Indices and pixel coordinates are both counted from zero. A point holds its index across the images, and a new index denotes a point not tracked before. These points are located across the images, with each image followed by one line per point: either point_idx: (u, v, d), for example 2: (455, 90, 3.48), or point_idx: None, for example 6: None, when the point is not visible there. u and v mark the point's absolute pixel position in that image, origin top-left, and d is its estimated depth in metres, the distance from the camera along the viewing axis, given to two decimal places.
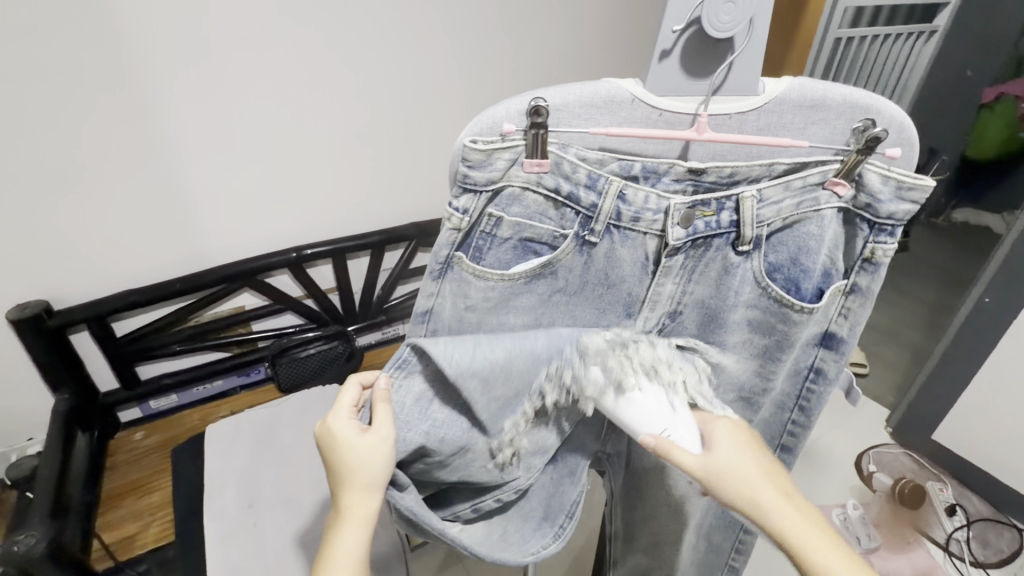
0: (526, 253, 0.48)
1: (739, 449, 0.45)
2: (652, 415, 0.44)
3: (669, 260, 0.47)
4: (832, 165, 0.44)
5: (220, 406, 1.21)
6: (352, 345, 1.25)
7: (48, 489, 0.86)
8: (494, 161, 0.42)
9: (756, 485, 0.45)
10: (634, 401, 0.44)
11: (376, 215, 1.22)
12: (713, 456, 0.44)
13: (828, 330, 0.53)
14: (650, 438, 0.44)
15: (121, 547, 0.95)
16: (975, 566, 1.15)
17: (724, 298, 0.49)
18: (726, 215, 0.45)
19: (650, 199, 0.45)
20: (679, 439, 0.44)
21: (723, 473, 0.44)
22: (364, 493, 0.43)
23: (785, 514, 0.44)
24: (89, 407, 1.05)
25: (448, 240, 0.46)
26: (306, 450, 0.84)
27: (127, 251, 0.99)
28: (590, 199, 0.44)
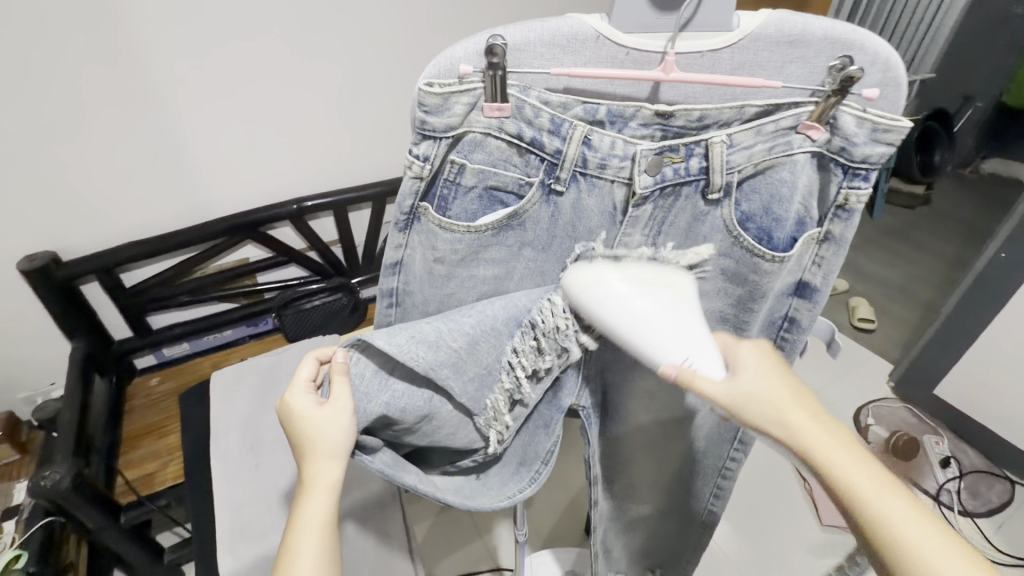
0: (493, 204, 0.47)
1: (761, 371, 0.46)
2: (672, 346, 0.41)
3: (637, 210, 0.45)
4: (805, 107, 0.42)
5: (231, 353, 1.24)
6: (356, 296, 1.27)
7: (70, 431, 0.91)
8: (452, 106, 0.41)
9: (781, 407, 0.45)
10: (650, 331, 0.41)
11: (375, 167, 1.20)
12: (735, 377, 0.45)
13: (802, 279, 0.51)
14: (670, 369, 0.41)
15: (143, 484, 1.01)
16: (963, 515, 1.18)
17: (692, 245, 0.48)
18: (695, 161, 0.43)
19: (618, 143, 0.43)
20: (702, 368, 0.42)
21: (747, 394, 0.44)
22: (327, 461, 0.44)
23: (807, 431, 0.45)
24: (103, 354, 1.10)
25: (411, 190, 0.45)
26: None
27: (128, 204, 0.99)
28: (554, 145, 0.43)
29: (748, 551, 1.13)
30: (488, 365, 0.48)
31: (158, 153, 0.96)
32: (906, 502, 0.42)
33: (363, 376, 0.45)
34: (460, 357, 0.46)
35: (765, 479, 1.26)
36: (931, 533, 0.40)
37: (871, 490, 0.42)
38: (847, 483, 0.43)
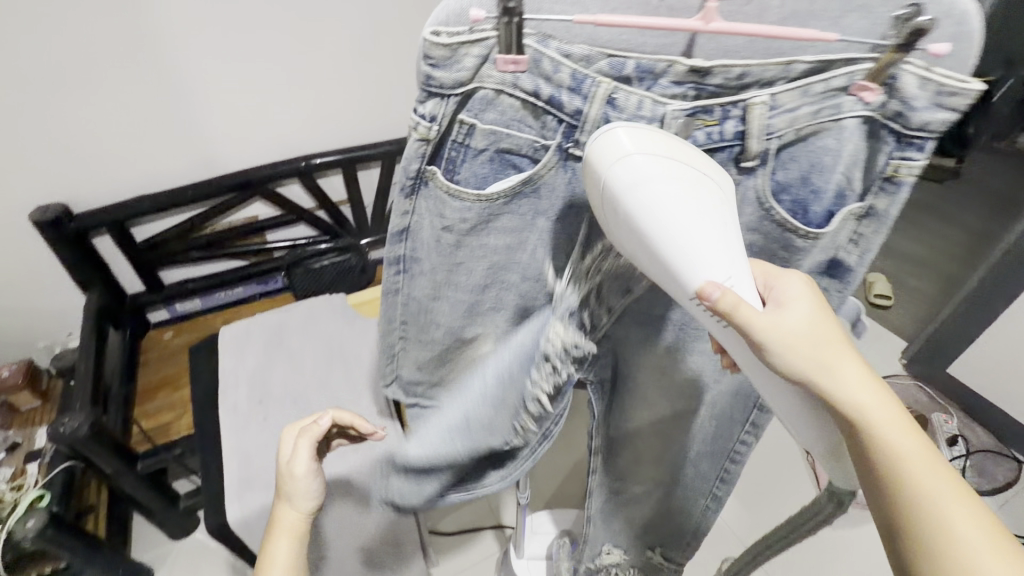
0: (505, 168, 0.41)
1: (813, 308, 0.38)
2: (710, 261, 0.34)
3: None
4: (861, 65, 0.35)
5: (242, 310, 1.25)
6: (364, 258, 1.27)
7: (87, 379, 0.93)
8: (460, 59, 0.35)
9: (837, 353, 0.37)
10: (684, 235, 0.34)
11: (385, 125, 1.17)
12: (782, 314, 0.37)
13: (835, 257, 0.44)
14: (712, 290, 0.34)
15: (159, 433, 1.05)
16: None
17: None
18: (731, 124, 0.38)
19: (645, 103, 0.37)
20: (743, 293, 0.35)
21: (796, 334, 0.36)
22: (287, 509, 0.57)
23: (863, 388, 0.36)
24: (118, 307, 1.11)
25: (416, 153, 0.40)
26: (316, 355, 0.81)
27: (136, 156, 0.99)
28: (573, 105, 0.37)
29: (749, 518, 1.16)
30: (512, 406, 0.48)
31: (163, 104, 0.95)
32: (948, 477, 0.35)
33: (407, 487, 0.49)
34: (483, 417, 0.47)
35: (770, 451, 1.27)
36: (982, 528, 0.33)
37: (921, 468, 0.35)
38: (897, 457, 0.35)
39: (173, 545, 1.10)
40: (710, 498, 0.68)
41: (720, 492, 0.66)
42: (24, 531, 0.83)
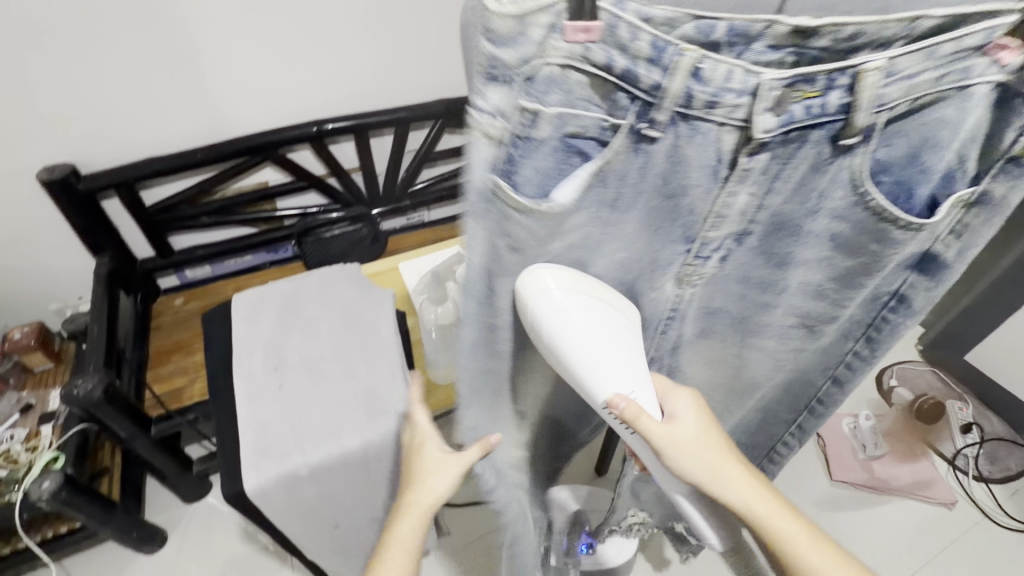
0: (569, 158, 0.33)
1: (697, 420, 0.47)
2: (616, 375, 0.40)
3: (749, 161, 0.35)
4: (1008, 18, 0.31)
5: (252, 278, 1.24)
6: (376, 227, 1.25)
7: (99, 343, 0.93)
8: (528, 31, 0.27)
9: (719, 463, 0.47)
10: (594, 354, 0.39)
11: (400, 90, 1.13)
12: (677, 428, 0.46)
13: (929, 251, 0.43)
14: (619, 400, 0.40)
15: (171, 399, 1.04)
16: (978, 480, 1.18)
17: (804, 203, 0.39)
18: (835, 96, 0.32)
19: (735, 73, 0.31)
20: (644, 404, 0.42)
21: (685, 443, 0.46)
22: (417, 488, 0.54)
23: (742, 487, 0.47)
24: (128, 272, 1.10)
25: (484, 160, 0.30)
26: (331, 325, 0.72)
27: (145, 117, 0.96)
28: (651, 79, 0.30)
29: None
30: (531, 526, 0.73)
31: (170, 61, 0.91)
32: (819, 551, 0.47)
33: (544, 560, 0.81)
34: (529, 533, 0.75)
35: None
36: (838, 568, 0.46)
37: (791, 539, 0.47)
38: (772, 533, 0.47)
39: (186, 508, 1.11)
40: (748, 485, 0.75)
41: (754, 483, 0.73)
42: (38, 491, 0.82)
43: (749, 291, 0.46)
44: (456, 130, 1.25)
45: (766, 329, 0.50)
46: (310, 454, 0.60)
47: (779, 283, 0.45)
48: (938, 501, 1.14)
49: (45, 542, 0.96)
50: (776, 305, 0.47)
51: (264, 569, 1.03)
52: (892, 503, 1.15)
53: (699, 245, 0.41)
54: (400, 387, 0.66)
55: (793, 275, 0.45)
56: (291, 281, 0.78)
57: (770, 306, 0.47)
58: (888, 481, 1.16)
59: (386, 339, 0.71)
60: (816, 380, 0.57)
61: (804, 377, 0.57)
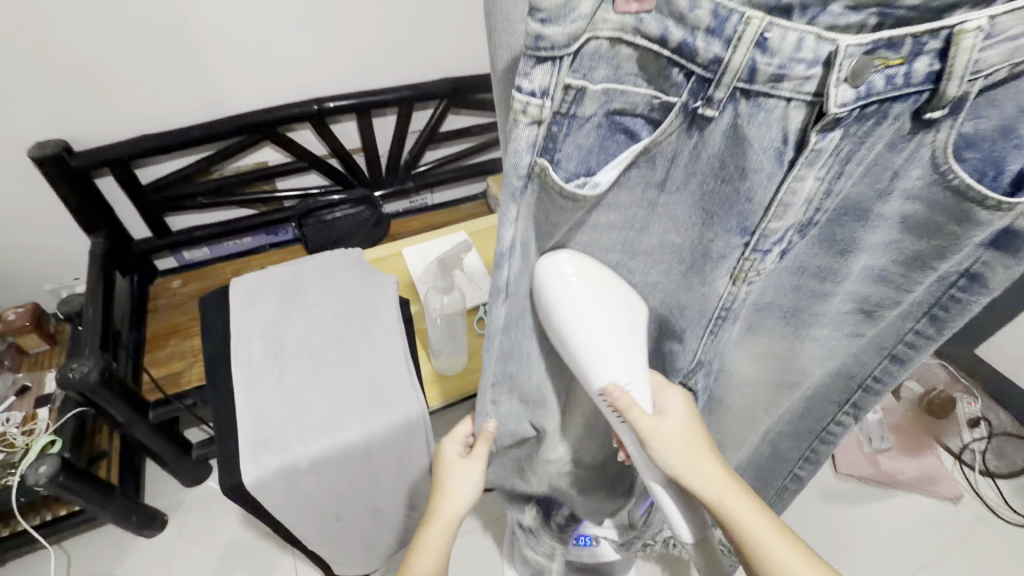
0: (614, 133, 0.34)
1: (685, 419, 0.48)
2: (612, 365, 0.43)
3: (821, 139, 0.31)
4: None
5: (251, 261, 1.21)
6: (378, 211, 1.19)
7: (96, 326, 0.91)
8: (579, 7, 0.26)
9: (700, 461, 0.47)
10: (595, 346, 0.42)
11: (404, 67, 1.09)
12: (665, 421, 0.47)
13: (1011, 225, 0.37)
14: (614, 389, 0.43)
15: (170, 382, 1.02)
16: (984, 474, 1.17)
17: (878, 182, 0.36)
18: (922, 63, 0.29)
19: (807, 40, 0.28)
20: (636, 396, 0.44)
21: (670, 437, 0.46)
22: (441, 499, 0.54)
23: (722, 488, 0.46)
24: (124, 253, 1.08)
25: (527, 141, 0.31)
26: (334, 311, 0.70)
27: (139, 92, 0.92)
28: (710, 53, 0.29)
29: None
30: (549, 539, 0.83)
31: (167, 35, 0.87)
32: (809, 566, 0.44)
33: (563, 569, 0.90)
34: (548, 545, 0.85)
35: None
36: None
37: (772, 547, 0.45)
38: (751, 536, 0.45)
39: (186, 492, 1.10)
40: (788, 477, 0.71)
41: (800, 472, 0.69)
42: (36, 476, 0.81)
43: (806, 281, 0.44)
44: (462, 110, 1.20)
45: (821, 320, 0.47)
46: (311, 445, 0.58)
47: (842, 274, 0.42)
48: (943, 495, 1.13)
49: (43, 525, 0.95)
50: (835, 295, 0.44)
51: (265, 554, 1.03)
52: (896, 497, 1.15)
53: (758, 238, 0.37)
54: (403, 379, 0.64)
55: (859, 262, 0.42)
56: (293, 266, 0.75)
57: (828, 296, 0.45)
58: (893, 475, 1.15)
59: (389, 323, 0.69)
60: (871, 360, 0.52)
61: (855, 358, 0.52)
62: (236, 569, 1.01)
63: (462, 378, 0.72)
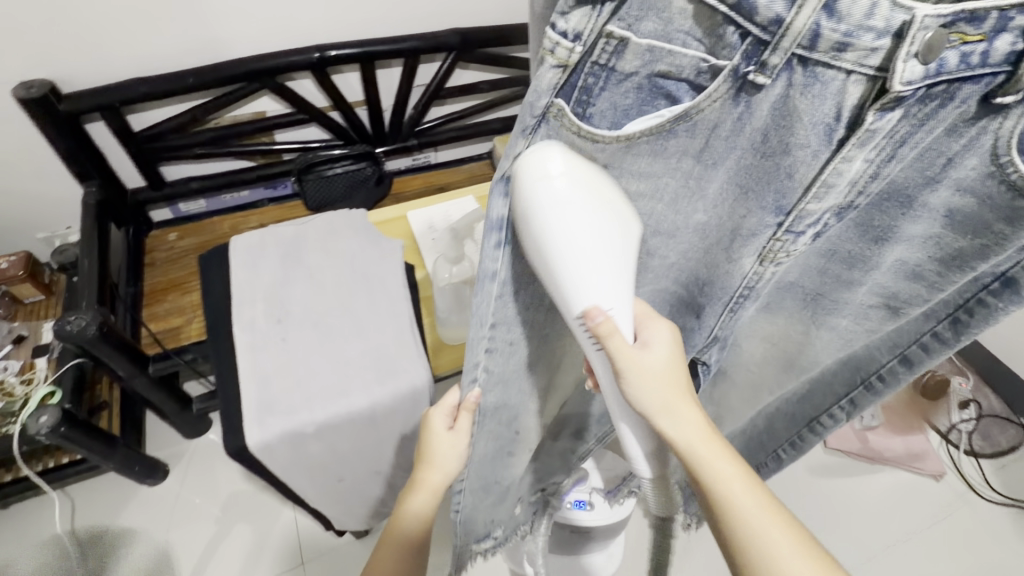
0: (654, 97, 0.30)
1: (671, 357, 0.40)
2: (600, 284, 0.33)
3: (878, 119, 0.28)
4: None
5: (250, 217, 1.17)
6: (381, 168, 1.14)
7: (91, 279, 0.88)
8: None
9: (675, 406, 0.40)
10: (586, 259, 0.32)
11: (411, 15, 1.02)
12: (646, 354, 0.39)
13: None
14: (597, 312, 0.34)
15: (169, 337, 1.01)
16: (969, 454, 1.20)
17: (927, 168, 0.34)
18: (1000, 42, 0.26)
19: (881, 5, 0.25)
20: (621, 323, 0.36)
21: (651, 372, 0.38)
22: (429, 471, 0.53)
23: (695, 437, 0.40)
24: (119, 203, 1.04)
25: (549, 84, 0.28)
26: (339, 275, 0.68)
27: (128, 31, 0.86)
28: (771, 12, 0.25)
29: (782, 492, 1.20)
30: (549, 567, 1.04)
31: None
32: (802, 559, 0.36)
33: None
34: None
35: None
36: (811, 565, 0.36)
37: (745, 514, 0.38)
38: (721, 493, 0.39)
39: (187, 443, 1.12)
40: (769, 457, 0.70)
41: (782, 456, 0.68)
42: (37, 426, 0.81)
43: (832, 266, 0.43)
44: (470, 64, 1.15)
45: (842, 309, 0.46)
46: (317, 412, 0.57)
47: (870, 261, 0.41)
48: (926, 471, 1.17)
49: (46, 472, 0.96)
50: (861, 283, 0.43)
51: (266, 507, 1.05)
52: (881, 472, 1.18)
53: (793, 219, 0.35)
54: (410, 349, 0.63)
55: (892, 252, 0.40)
56: (295, 225, 0.73)
57: (854, 285, 0.43)
58: (879, 451, 1.18)
59: (396, 295, 0.67)
60: (879, 356, 0.52)
61: (865, 352, 0.52)
62: (237, 519, 1.03)
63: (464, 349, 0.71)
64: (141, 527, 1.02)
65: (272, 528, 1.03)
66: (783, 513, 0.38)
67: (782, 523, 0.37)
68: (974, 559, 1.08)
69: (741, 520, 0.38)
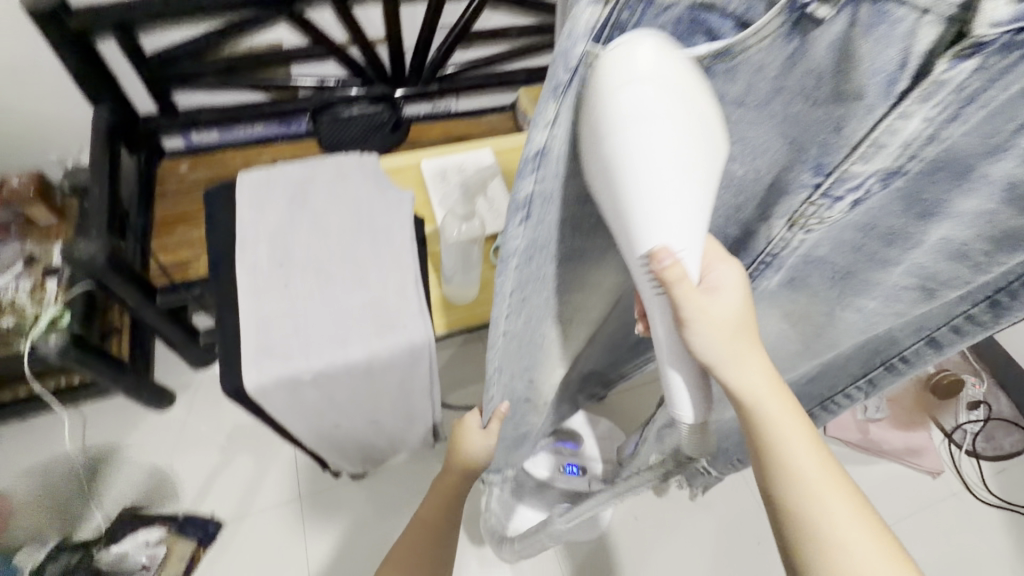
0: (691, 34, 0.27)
1: (743, 297, 0.37)
2: (670, 225, 0.29)
3: (950, 70, 0.26)
4: None
5: (263, 153, 1.15)
6: (398, 114, 1.15)
7: (101, 206, 0.87)
8: None
9: (745, 356, 0.38)
10: (662, 191, 0.28)
11: None
12: (720, 299, 0.36)
13: None
14: (666, 254, 0.30)
15: (177, 270, 1.01)
16: (970, 455, 1.18)
17: (989, 140, 0.29)
18: None
19: None
20: (690, 267, 0.32)
21: (722, 319, 0.36)
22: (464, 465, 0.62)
23: (761, 388, 0.38)
24: (130, 128, 1.02)
25: (586, 25, 0.23)
26: (344, 221, 0.66)
27: None
28: None
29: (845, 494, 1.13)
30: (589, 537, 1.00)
31: None
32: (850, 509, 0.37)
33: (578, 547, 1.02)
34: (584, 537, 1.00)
35: None
36: (857, 516, 0.37)
37: (805, 469, 0.38)
38: (779, 446, 0.38)
39: (194, 374, 1.14)
40: None
41: None
42: (47, 347, 0.84)
43: (868, 242, 0.40)
44: (499, 6, 1.07)
45: (873, 287, 0.43)
46: (313, 360, 0.57)
47: (910, 237, 0.38)
48: (923, 467, 1.16)
49: (58, 390, 0.99)
50: (897, 262, 0.40)
51: (266, 441, 1.08)
52: (877, 463, 1.18)
53: (833, 181, 0.34)
54: (410, 302, 0.61)
55: (938, 227, 0.36)
56: (304, 165, 0.70)
57: (888, 264, 0.41)
58: (879, 444, 1.18)
59: (401, 251, 0.64)
60: (905, 339, 0.49)
61: (890, 335, 0.49)
62: (239, 451, 1.07)
63: (472, 308, 0.70)
64: (148, 448, 1.06)
65: (273, 461, 1.06)
66: (837, 470, 0.38)
67: (838, 482, 0.38)
68: (958, 556, 1.08)
69: (799, 475, 0.38)
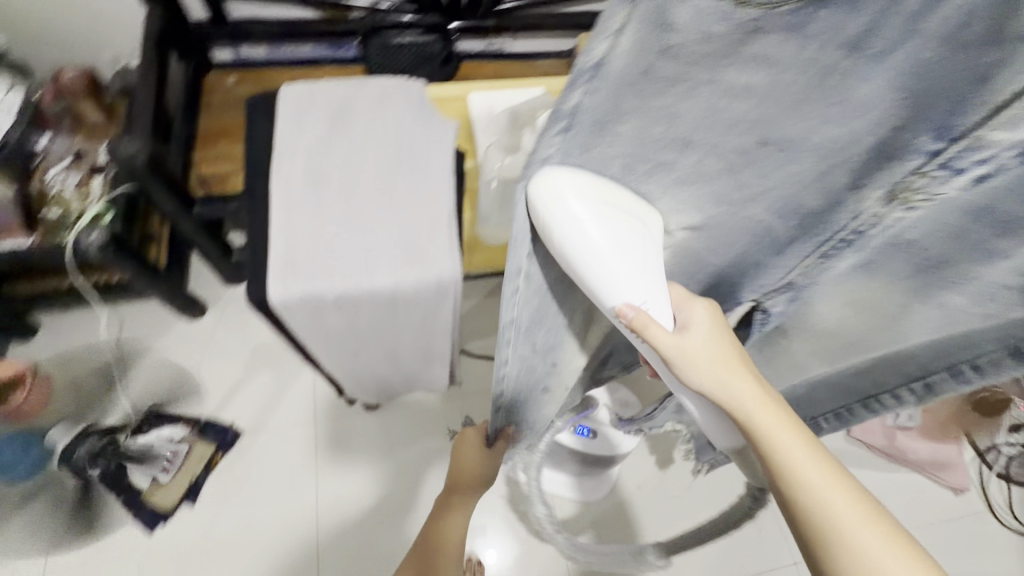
0: None
1: (710, 331, 0.45)
2: (626, 283, 0.38)
3: None
4: None
5: (310, 74, 1.12)
6: (449, 47, 1.06)
7: (146, 111, 0.86)
8: None
9: (728, 379, 0.43)
10: (606, 264, 0.36)
11: None
12: (690, 336, 0.44)
13: None
14: (629, 309, 0.39)
15: (217, 182, 1.03)
16: (1000, 478, 1.13)
17: None
18: None
19: None
20: (655, 316, 0.41)
21: (695, 352, 0.44)
22: None
23: (750, 403, 0.42)
24: (181, 32, 1.00)
25: None
26: (383, 149, 0.63)
27: None
28: None
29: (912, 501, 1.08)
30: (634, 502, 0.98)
31: None
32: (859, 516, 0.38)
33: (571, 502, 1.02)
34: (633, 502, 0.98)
35: None
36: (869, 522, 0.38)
37: (809, 478, 0.39)
38: (787, 459, 0.40)
39: (225, 289, 1.17)
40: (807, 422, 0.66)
41: (821, 423, 0.64)
42: (88, 241, 0.87)
43: (969, 229, 0.35)
44: None
45: (969, 280, 0.38)
46: (337, 282, 0.56)
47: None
48: (947, 483, 1.11)
49: (97, 287, 1.03)
50: (1005, 258, 0.35)
51: (286, 363, 1.11)
52: (897, 471, 1.13)
53: (959, 150, 0.31)
54: (442, 238, 0.59)
55: None
56: (349, 84, 0.67)
57: (994, 257, 0.35)
58: (905, 452, 1.12)
59: (439, 186, 0.61)
60: (988, 349, 0.42)
61: (969, 337, 0.43)
62: (261, 369, 1.10)
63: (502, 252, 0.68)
64: (177, 354, 1.10)
65: (292, 382, 1.09)
66: (845, 480, 0.39)
67: (844, 491, 0.39)
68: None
69: (807, 488, 0.39)
